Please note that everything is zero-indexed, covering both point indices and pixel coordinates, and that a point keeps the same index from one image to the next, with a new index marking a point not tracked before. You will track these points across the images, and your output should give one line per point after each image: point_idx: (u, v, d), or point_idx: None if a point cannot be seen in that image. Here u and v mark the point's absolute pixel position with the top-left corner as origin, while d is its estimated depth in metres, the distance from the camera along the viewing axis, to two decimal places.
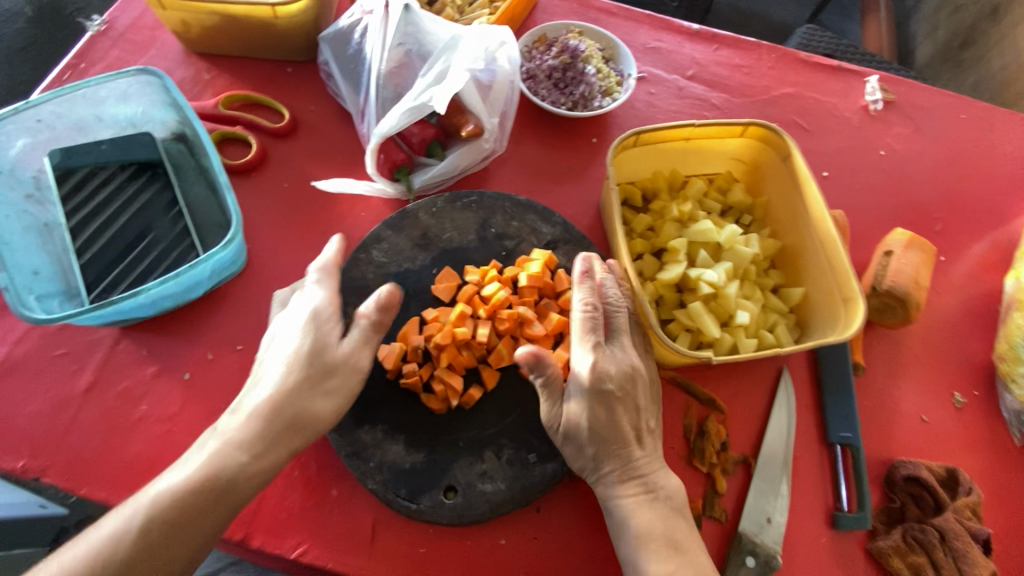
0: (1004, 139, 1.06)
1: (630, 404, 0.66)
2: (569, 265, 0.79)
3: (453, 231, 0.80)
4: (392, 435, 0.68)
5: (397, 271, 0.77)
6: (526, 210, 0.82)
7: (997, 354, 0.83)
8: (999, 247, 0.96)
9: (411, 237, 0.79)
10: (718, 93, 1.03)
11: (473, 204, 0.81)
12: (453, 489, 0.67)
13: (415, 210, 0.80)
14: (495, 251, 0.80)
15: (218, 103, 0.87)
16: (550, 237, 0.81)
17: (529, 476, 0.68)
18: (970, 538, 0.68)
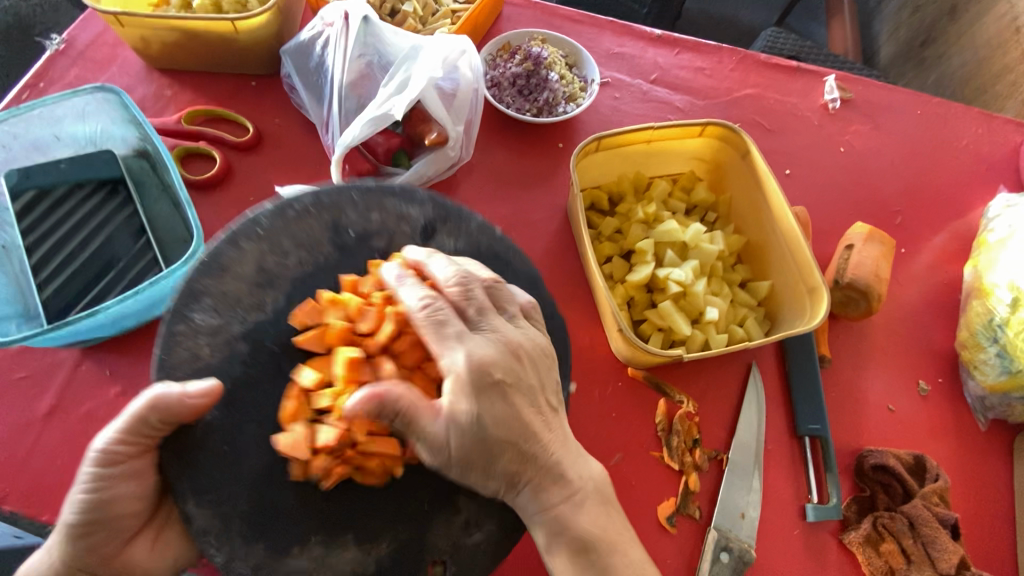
0: (960, 133, 1.09)
1: (528, 397, 0.56)
2: (459, 247, 0.68)
3: (297, 251, 0.63)
4: (336, 534, 0.57)
5: (242, 331, 0.59)
6: (382, 194, 0.67)
7: (959, 341, 0.85)
8: (959, 237, 0.98)
9: (242, 280, 0.60)
10: (681, 96, 1.05)
11: (311, 208, 0.64)
12: (442, 562, 0.59)
13: (234, 242, 0.60)
14: (364, 256, 0.65)
15: (181, 118, 0.87)
16: (422, 219, 0.68)
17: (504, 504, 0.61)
18: (937, 524, 0.69)
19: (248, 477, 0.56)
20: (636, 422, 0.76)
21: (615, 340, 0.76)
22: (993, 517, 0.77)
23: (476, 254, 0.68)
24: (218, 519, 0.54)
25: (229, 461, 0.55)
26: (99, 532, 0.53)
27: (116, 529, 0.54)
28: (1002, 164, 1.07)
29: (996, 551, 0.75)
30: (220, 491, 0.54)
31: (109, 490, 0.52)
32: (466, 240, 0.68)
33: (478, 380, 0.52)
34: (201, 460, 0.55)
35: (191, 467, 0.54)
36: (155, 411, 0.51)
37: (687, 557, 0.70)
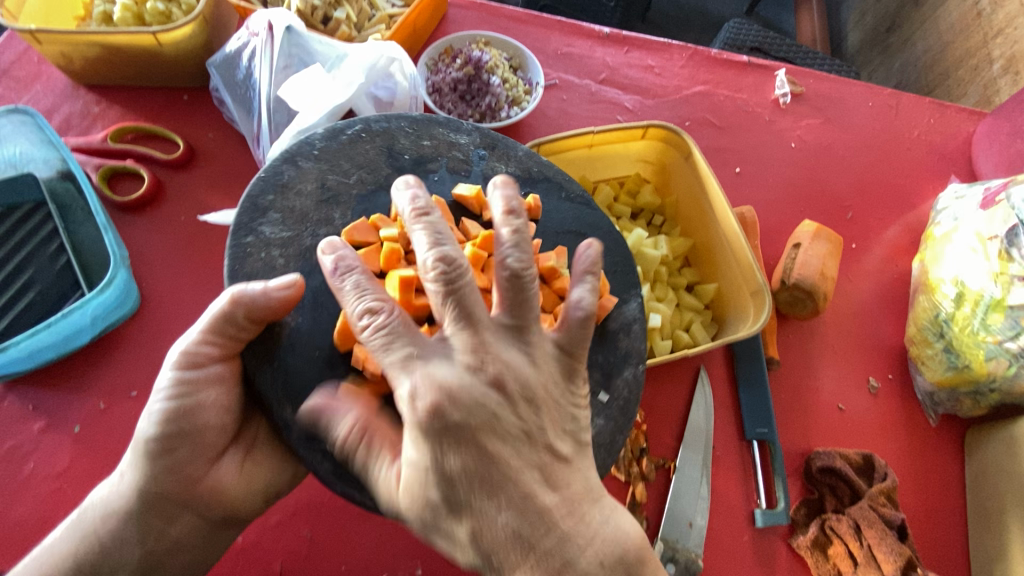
0: (912, 124, 1.08)
1: (513, 445, 0.43)
2: (509, 170, 0.68)
3: (358, 172, 0.63)
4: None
5: (315, 241, 0.58)
6: (430, 124, 0.68)
7: (909, 337, 0.84)
8: (910, 230, 0.98)
9: (307, 196, 0.60)
10: (631, 96, 1.03)
11: (363, 134, 0.65)
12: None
13: (293, 161, 0.60)
14: (423, 178, 0.65)
15: (107, 137, 0.83)
16: (472, 147, 0.68)
17: (617, 395, 0.61)
18: (883, 524, 0.68)
19: (338, 377, 0.54)
20: None
21: None
22: (944, 512, 0.77)
23: (528, 178, 0.69)
24: (321, 423, 0.52)
25: (327, 367, 0.54)
26: (183, 448, 0.52)
27: (201, 445, 0.54)
28: (954, 154, 1.07)
29: (946, 546, 0.75)
30: (323, 396, 0.53)
31: (201, 390, 0.52)
32: (515, 163, 0.69)
33: (435, 423, 0.41)
34: (296, 367, 0.53)
35: (287, 376, 0.53)
36: (245, 304, 0.49)
37: None
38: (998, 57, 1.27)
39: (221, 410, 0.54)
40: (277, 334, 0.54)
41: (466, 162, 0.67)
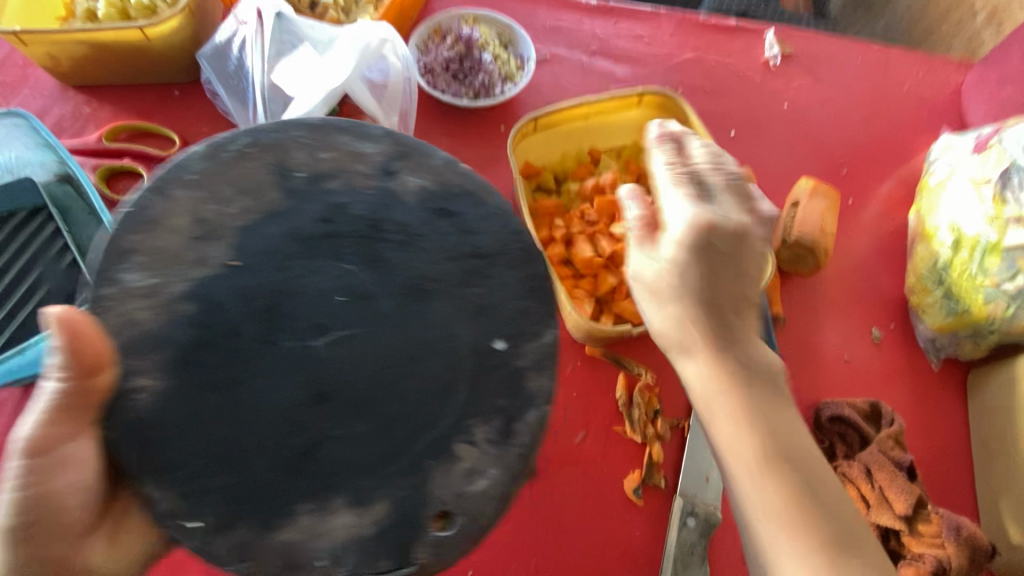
0: (900, 79, 1.09)
1: (735, 293, 0.54)
2: (423, 184, 0.54)
3: (240, 198, 0.50)
4: (325, 497, 0.47)
5: (184, 290, 0.48)
6: (331, 131, 0.54)
7: (908, 287, 0.86)
8: (904, 183, 0.99)
9: (182, 234, 0.49)
10: (622, 66, 1.03)
11: (249, 149, 0.52)
12: (445, 514, 0.48)
13: (161, 190, 0.49)
14: (320, 202, 0.52)
15: (101, 137, 0.84)
16: (381, 159, 0.54)
17: (517, 443, 0.50)
18: (893, 465, 0.70)
19: (217, 447, 0.46)
20: (598, 400, 0.76)
21: (568, 320, 0.75)
22: (950, 452, 0.79)
23: (444, 192, 0.54)
24: (186, 499, 0.45)
25: (191, 434, 0.46)
26: (44, 540, 0.43)
27: (63, 533, 0.44)
28: (944, 106, 1.08)
29: (954, 484, 0.78)
30: (198, 460, 0.46)
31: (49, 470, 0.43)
32: (430, 173, 0.55)
33: (701, 233, 0.51)
34: (162, 439, 0.46)
35: (153, 451, 0.45)
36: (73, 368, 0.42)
37: (657, 522, 0.70)
38: (981, 9, 1.27)
39: (73, 492, 0.44)
40: (139, 404, 0.46)
41: (372, 180, 0.53)
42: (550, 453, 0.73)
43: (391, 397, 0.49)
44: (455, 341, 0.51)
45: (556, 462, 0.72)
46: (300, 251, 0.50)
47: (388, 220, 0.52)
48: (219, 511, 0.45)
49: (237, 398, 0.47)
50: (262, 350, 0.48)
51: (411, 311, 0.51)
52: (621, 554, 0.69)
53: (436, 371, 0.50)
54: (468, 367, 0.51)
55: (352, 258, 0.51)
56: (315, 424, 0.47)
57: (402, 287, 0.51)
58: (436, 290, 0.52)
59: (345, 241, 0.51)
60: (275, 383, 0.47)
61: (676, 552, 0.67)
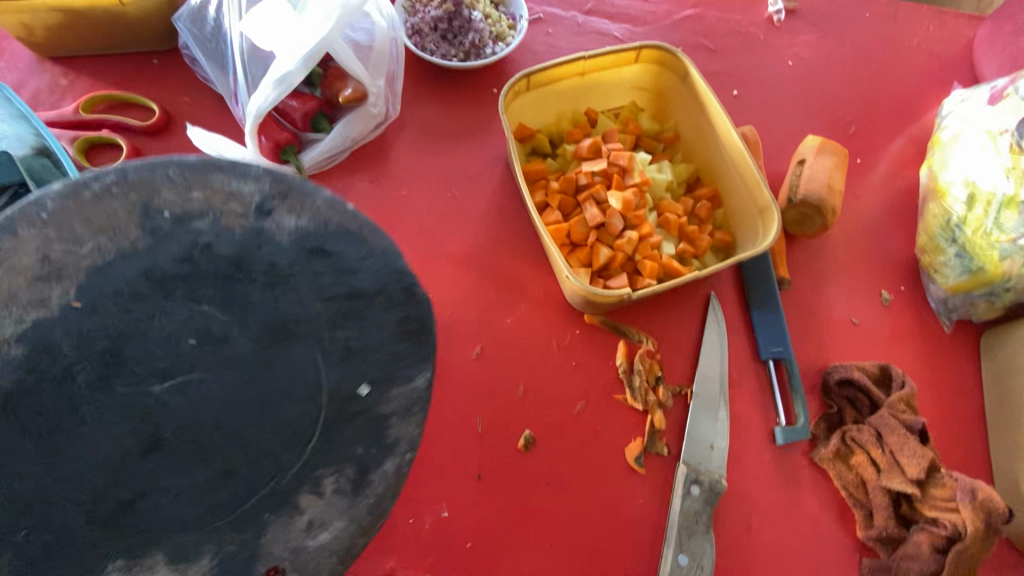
0: (911, 33, 1.04)
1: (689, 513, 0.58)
2: (300, 225, 0.48)
3: (95, 237, 0.43)
4: (141, 552, 0.43)
5: (15, 333, 0.41)
6: (203, 168, 0.47)
7: (920, 247, 0.82)
8: (915, 141, 0.95)
9: (20, 274, 0.42)
10: (619, 25, 0.99)
11: (114, 187, 0.44)
12: (276, 569, 0.44)
13: (4, 227, 0.41)
14: (184, 245, 0.45)
15: (78, 108, 0.80)
16: (256, 198, 0.47)
17: (369, 495, 0.46)
18: (904, 429, 0.68)
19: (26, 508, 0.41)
20: (597, 368, 0.74)
21: (564, 284, 0.72)
22: (963, 415, 0.77)
23: (324, 233, 0.48)
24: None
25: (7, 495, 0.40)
26: None
27: None
28: (956, 61, 1.03)
29: (968, 448, 0.75)
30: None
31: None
32: (311, 214, 0.48)
33: None
34: None
35: None
36: None
37: (660, 491, 0.68)
38: None
39: None
40: None
41: (244, 221, 0.47)
42: (548, 423, 0.71)
43: (232, 444, 0.45)
44: (314, 386, 0.47)
45: (555, 432, 0.70)
46: (155, 294, 0.44)
47: (257, 262, 0.47)
48: (11, 570, 0.40)
49: (54, 453, 0.41)
50: (102, 403, 0.42)
51: (264, 357, 0.46)
52: (623, 524, 0.67)
53: (287, 418, 0.46)
54: (325, 412, 0.47)
55: (213, 302, 0.45)
56: (142, 479, 0.43)
57: (265, 331, 0.46)
58: (304, 334, 0.47)
59: (207, 284, 0.45)
60: (111, 442, 0.42)
61: (680, 519, 0.65)
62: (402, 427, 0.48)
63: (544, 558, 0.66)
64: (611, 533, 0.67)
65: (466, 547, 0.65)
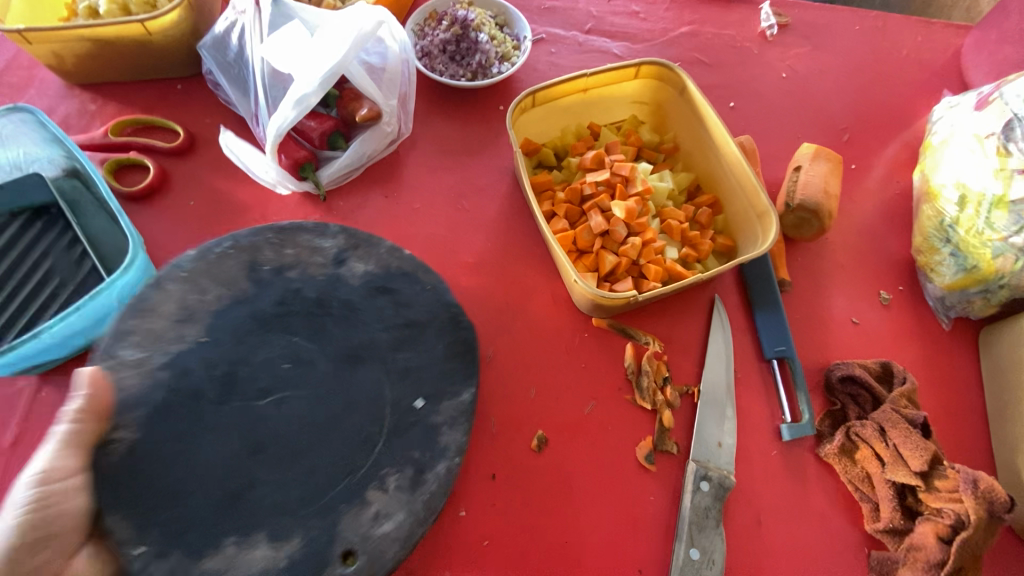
0: (900, 44, 1.08)
1: None
2: (368, 268, 0.71)
3: (217, 287, 0.66)
4: (249, 532, 0.57)
5: (164, 360, 0.62)
6: (296, 232, 0.71)
7: (915, 247, 0.85)
8: (908, 147, 0.99)
9: (168, 317, 0.63)
10: (619, 43, 1.03)
11: (231, 250, 0.68)
12: (351, 552, 0.57)
13: (158, 285, 0.64)
14: (280, 289, 0.68)
15: (107, 131, 0.84)
16: (334, 251, 0.71)
17: (424, 490, 0.61)
18: (907, 424, 0.70)
19: (168, 488, 0.57)
20: (606, 370, 0.76)
21: (574, 289, 0.75)
22: (965, 410, 0.79)
23: (385, 275, 0.70)
24: (139, 530, 0.55)
25: (153, 476, 0.57)
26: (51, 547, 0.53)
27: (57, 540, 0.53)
28: (945, 69, 1.07)
29: (971, 442, 0.77)
30: (142, 505, 0.56)
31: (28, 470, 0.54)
32: (376, 261, 0.71)
33: None
34: (131, 481, 0.57)
35: (121, 487, 0.56)
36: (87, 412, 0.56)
37: (670, 488, 0.70)
38: None
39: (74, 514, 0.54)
40: (114, 454, 0.57)
41: (325, 268, 0.70)
42: (560, 423, 0.73)
43: (313, 448, 0.61)
44: (379, 401, 0.65)
45: (566, 432, 0.73)
46: (260, 328, 0.66)
47: (333, 299, 0.68)
48: (161, 541, 0.55)
49: (184, 451, 0.59)
50: (226, 408, 0.61)
51: (342, 376, 0.65)
52: (635, 520, 0.69)
53: (358, 427, 0.63)
54: (389, 422, 0.64)
55: (302, 334, 0.66)
56: (248, 471, 0.59)
57: (341, 354, 0.66)
58: (369, 357, 0.67)
59: (296, 320, 0.67)
60: (227, 437, 0.60)
61: (691, 514, 0.66)
62: (451, 433, 0.64)
63: (561, 558, 0.67)
64: (624, 529, 0.69)
65: (483, 546, 0.67)
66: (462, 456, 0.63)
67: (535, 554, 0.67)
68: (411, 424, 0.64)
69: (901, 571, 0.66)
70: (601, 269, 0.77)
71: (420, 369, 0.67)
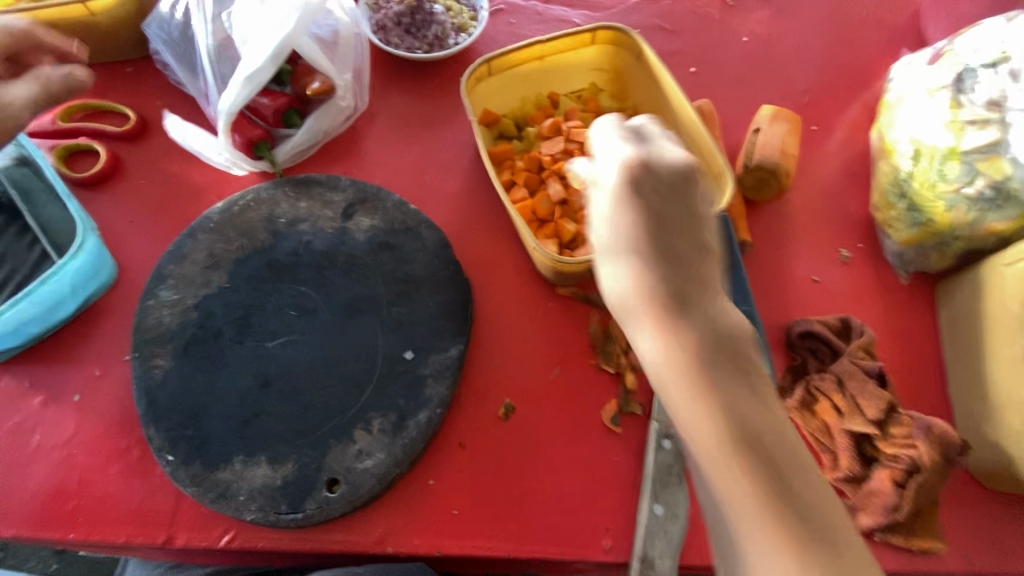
0: (859, 6, 1.09)
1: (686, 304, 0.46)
2: (374, 222, 0.76)
3: (240, 238, 0.73)
4: (254, 453, 0.63)
5: (196, 302, 0.70)
6: (311, 186, 0.77)
7: (874, 205, 0.86)
8: (868, 107, 0.99)
9: (198, 264, 0.71)
10: (578, 12, 1.02)
11: (253, 203, 0.75)
12: (336, 481, 0.63)
13: (192, 235, 0.73)
14: (294, 240, 0.74)
15: (56, 116, 0.81)
16: (344, 203, 0.77)
17: (405, 435, 0.65)
18: (863, 374, 0.72)
19: (194, 407, 0.65)
20: (571, 336, 0.77)
21: (535, 257, 0.74)
22: (923, 361, 0.81)
23: (389, 230, 0.76)
24: (169, 440, 0.63)
25: (182, 396, 0.65)
26: None
27: None
28: (904, 28, 1.07)
29: (929, 392, 0.79)
30: (174, 419, 0.64)
31: None
32: (382, 215, 0.76)
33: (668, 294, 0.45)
34: (164, 400, 0.65)
35: (157, 404, 0.65)
36: None
37: (637, 448, 0.71)
38: None
39: None
40: (155, 377, 0.66)
41: (335, 221, 0.76)
42: (526, 390, 0.74)
43: (312, 387, 0.67)
44: (374, 348, 0.69)
45: (533, 398, 0.73)
46: (271, 276, 0.72)
47: (340, 253, 0.74)
48: (186, 452, 0.63)
49: (208, 379, 0.66)
50: (240, 345, 0.68)
51: (341, 323, 0.70)
52: (603, 481, 0.70)
53: (352, 372, 0.68)
54: (380, 369, 0.68)
55: (307, 282, 0.72)
56: (257, 402, 0.65)
57: (341, 305, 0.71)
58: (367, 308, 0.71)
59: (304, 270, 0.72)
60: (239, 369, 0.67)
61: (655, 472, 0.67)
62: (435, 386, 0.68)
63: (531, 520, 0.68)
64: (592, 490, 0.69)
65: (453, 514, 0.67)
66: (443, 407, 0.67)
67: (505, 519, 0.67)
68: (406, 373, 0.68)
69: (860, 516, 0.68)
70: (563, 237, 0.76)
71: (419, 315, 0.72)
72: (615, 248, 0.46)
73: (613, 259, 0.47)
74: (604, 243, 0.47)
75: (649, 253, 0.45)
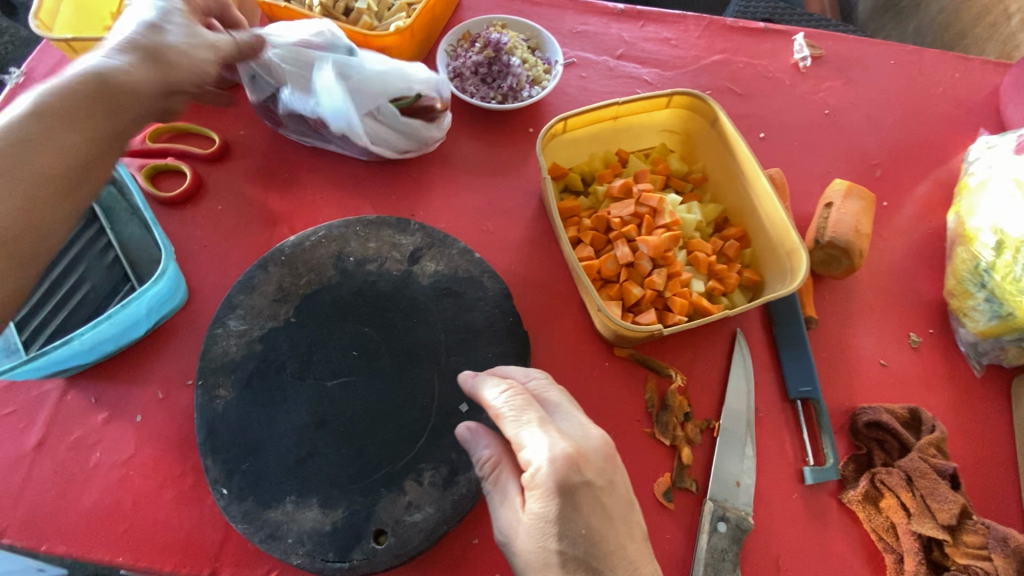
0: (936, 80, 1.07)
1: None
2: (438, 268, 0.77)
3: (309, 274, 0.75)
4: (306, 494, 0.63)
5: (261, 334, 0.71)
6: (380, 227, 0.78)
7: (948, 290, 0.84)
8: (941, 185, 0.97)
9: (267, 297, 0.73)
10: (649, 69, 1.03)
11: (324, 240, 0.77)
12: (383, 532, 0.62)
13: (263, 266, 0.74)
14: (360, 279, 0.75)
15: (144, 138, 0.84)
16: (411, 247, 0.77)
17: (456, 490, 0.64)
18: (935, 475, 0.68)
19: (253, 442, 0.65)
20: (625, 401, 0.75)
21: (598, 319, 0.74)
22: (994, 461, 0.76)
23: (453, 277, 0.76)
24: (225, 473, 0.64)
25: (240, 429, 0.66)
26: None
27: None
28: (982, 106, 1.05)
29: (1000, 495, 0.74)
30: (231, 452, 0.65)
31: None
32: (447, 261, 0.77)
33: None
34: (222, 432, 0.66)
35: (216, 436, 0.66)
36: None
37: (688, 527, 0.69)
38: None
39: None
40: (217, 406, 0.67)
41: (401, 264, 0.76)
42: None
43: (367, 432, 0.67)
44: (429, 399, 0.69)
45: None
46: (335, 314, 0.73)
47: (403, 297, 0.75)
48: (240, 488, 0.63)
49: (266, 414, 0.67)
50: (299, 383, 0.68)
51: (400, 368, 0.71)
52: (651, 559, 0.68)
53: (408, 419, 0.68)
54: (434, 419, 0.68)
55: (369, 324, 0.73)
56: (313, 443, 0.66)
57: (401, 351, 0.72)
58: (426, 356, 0.72)
59: (367, 312, 0.73)
60: (297, 407, 0.67)
61: (706, 556, 0.65)
62: None
63: None
64: None
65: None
66: None
67: None
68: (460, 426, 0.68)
69: None
70: (627, 300, 0.76)
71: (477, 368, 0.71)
72: (538, 526, 0.50)
73: (535, 542, 0.50)
74: (529, 546, 0.51)
75: (577, 536, 0.49)
